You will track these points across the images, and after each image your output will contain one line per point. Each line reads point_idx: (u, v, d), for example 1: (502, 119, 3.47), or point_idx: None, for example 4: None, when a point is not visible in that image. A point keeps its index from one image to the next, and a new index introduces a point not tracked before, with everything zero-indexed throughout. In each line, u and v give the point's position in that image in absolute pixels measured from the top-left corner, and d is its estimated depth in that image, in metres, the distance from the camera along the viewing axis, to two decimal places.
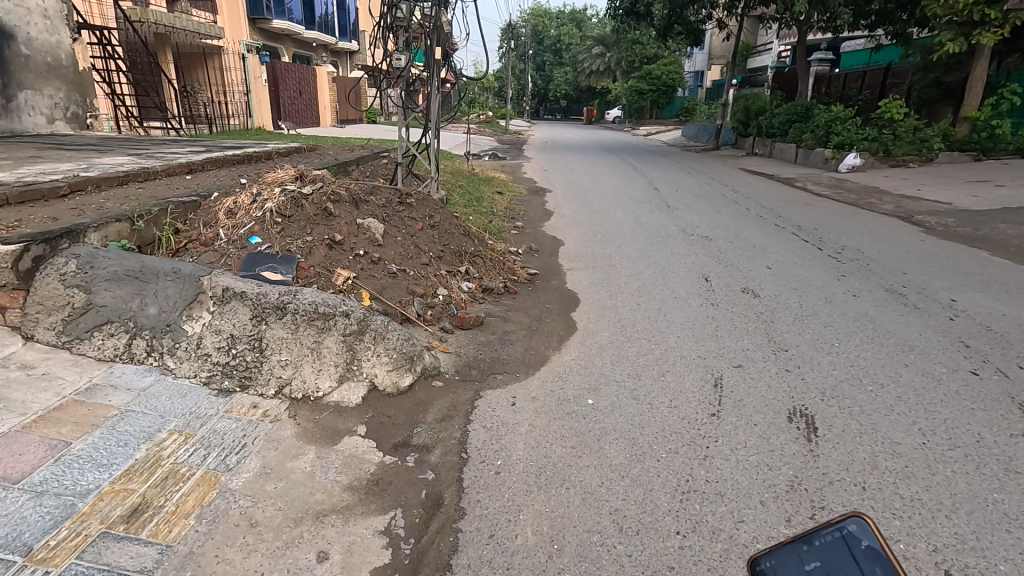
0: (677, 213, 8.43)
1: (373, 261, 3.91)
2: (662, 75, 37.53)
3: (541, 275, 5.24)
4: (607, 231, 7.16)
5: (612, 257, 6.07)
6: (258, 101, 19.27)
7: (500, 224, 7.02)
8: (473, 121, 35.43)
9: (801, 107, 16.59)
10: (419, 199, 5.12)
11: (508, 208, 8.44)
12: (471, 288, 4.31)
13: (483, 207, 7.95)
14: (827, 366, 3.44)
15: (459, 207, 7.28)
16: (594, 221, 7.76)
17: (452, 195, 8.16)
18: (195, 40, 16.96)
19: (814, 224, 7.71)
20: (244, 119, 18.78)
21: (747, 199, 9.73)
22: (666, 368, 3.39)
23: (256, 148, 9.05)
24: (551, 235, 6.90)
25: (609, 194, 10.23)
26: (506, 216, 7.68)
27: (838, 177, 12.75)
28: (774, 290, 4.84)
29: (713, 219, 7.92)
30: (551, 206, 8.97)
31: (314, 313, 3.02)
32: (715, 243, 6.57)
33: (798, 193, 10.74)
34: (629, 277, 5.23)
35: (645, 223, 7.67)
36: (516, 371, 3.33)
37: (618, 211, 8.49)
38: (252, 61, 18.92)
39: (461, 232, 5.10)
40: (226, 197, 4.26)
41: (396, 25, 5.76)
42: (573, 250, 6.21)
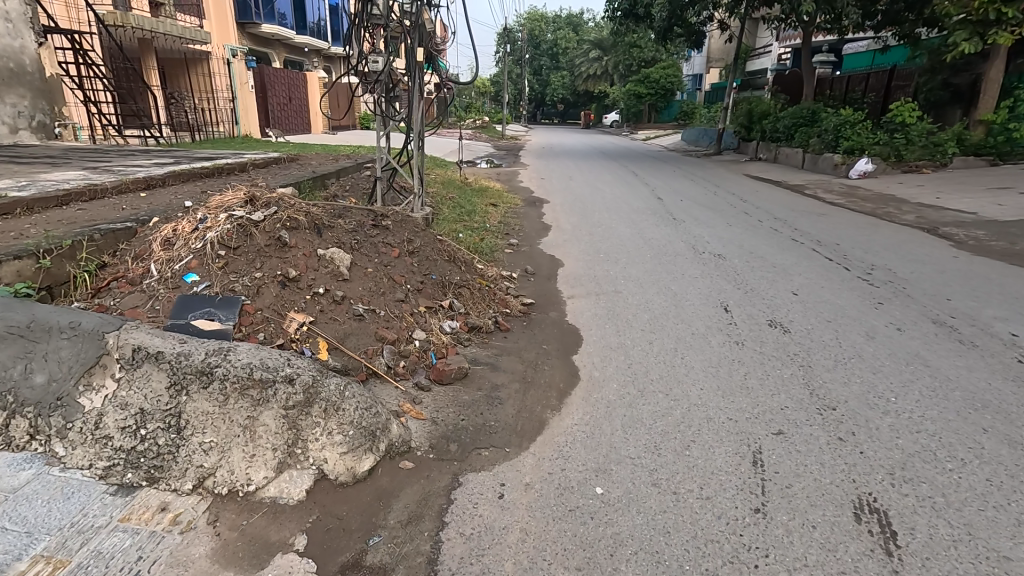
0: (684, 226, 7.80)
1: (335, 301, 3.28)
2: (660, 78, 36.98)
3: (536, 304, 4.61)
4: (610, 248, 6.53)
5: (617, 279, 5.42)
6: (244, 107, 18.68)
7: (492, 242, 6.39)
8: (468, 127, 34.86)
9: (807, 110, 16.00)
10: (398, 219, 4.48)
11: (501, 222, 7.81)
12: (454, 328, 3.67)
13: (473, 222, 7.33)
14: (888, 431, 2.80)
15: (448, 224, 6.66)
16: (594, 236, 7.15)
17: (440, 209, 7.54)
18: (180, 45, 16.37)
19: (834, 238, 7.08)
20: (229, 126, 18.19)
21: (757, 209, 9.12)
22: (690, 438, 2.75)
23: (230, 159, 8.43)
24: (548, 254, 6.27)
25: (610, 204, 9.61)
26: (499, 232, 7.06)
27: (850, 184, 12.16)
28: (805, 323, 4.20)
29: (724, 233, 7.29)
30: (548, 219, 8.34)
31: (248, 380, 2.37)
32: (729, 262, 5.94)
33: (810, 202, 10.13)
34: (637, 307, 4.59)
35: (650, 238, 7.04)
36: (505, 444, 2.69)
37: (620, 224, 7.87)
38: (238, 66, 18.37)
39: (446, 258, 4.46)
40: (166, 223, 3.61)
41: (373, 23, 5.14)
42: (573, 272, 5.57)
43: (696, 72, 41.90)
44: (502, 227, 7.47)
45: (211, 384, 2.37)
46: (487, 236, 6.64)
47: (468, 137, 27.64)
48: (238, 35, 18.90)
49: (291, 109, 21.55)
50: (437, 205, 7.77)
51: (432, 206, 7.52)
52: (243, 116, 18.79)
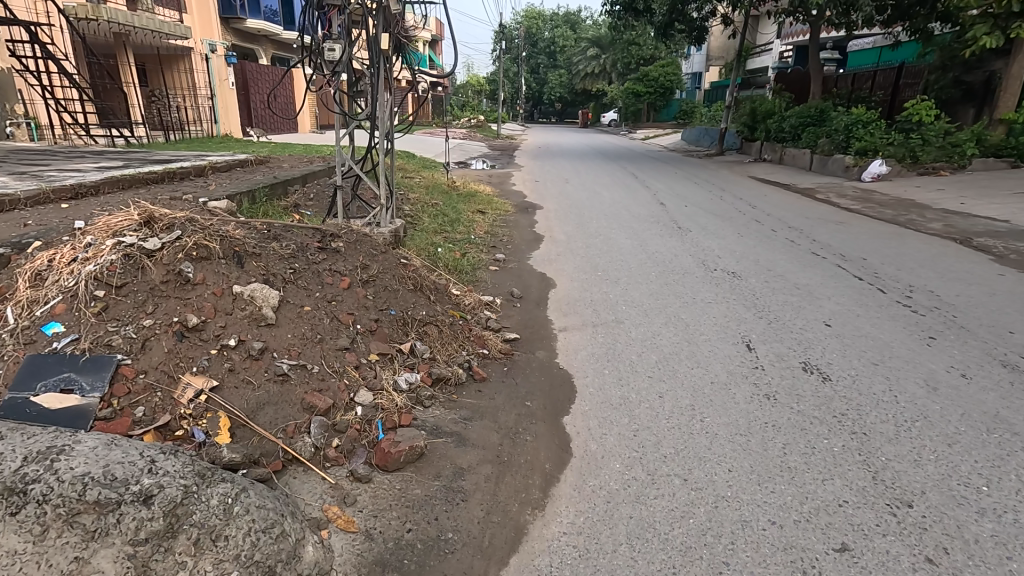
0: (691, 237, 7.05)
1: (251, 354, 2.51)
2: (659, 76, 36.13)
3: (522, 341, 3.84)
4: (610, 264, 5.76)
5: (618, 302, 4.65)
6: (224, 106, 17.85)
7: (475, 258, 5.63)
8: (463, 126, 33.99)
9: (814, 109, 15.26)
10: (354, 239, 3.71)
11: (488, 233, 7.02)
12: (413, 382, 2.91)
13: (456, 233, 6.56)
14: (995, 547, 2.04)
15: (425, 237, 5.88)
16: (591, 250, 6.38)
17: (418, 219, 6.76)
18: (158, 41, 15.51)
19: (859, 252, 6.33)
20: (208, 125, 17.35)
21: (769, 217, 8.38)
22: (723, 561, 1.99)
23: (190, 162, 7.63)
24: (538, 271, 5.50)
25: (608, 211, 8.84)
26: (485, 246, 6.27)
27: (863, 187, 11.42)
28: (848, 367, 3.45)
29: (737, 246, 6.54)
30: (541, 228, 7.57)
31: (78, 504, 1.61)
32: (746, 282, 5.19)
33: (824, 208, 9.37)
34: (642, 343, 3.82)
35: (654, 251, 6.30)
36: (466, 572, 1.93)
37: (619, 235, 7.12)
38: (217, 64, 17.58)
39: (411, 286, 3.69)
40: (43, 250, 2.82)
41: (328, 1, 4.35)
42: (567, 294, 4.81)
43: (695, 70, 41.06)
44: (488, 238, 6.70)
45: (24, 510, 1.61)
46: (470, 251, 5.87)
47: (462, 137, 26.82)
48: (222, 30, 18.09)
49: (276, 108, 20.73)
50: (417, 214, 7.01)
51: (408, 216, 6.73)
52: (223, 114, 17.94)
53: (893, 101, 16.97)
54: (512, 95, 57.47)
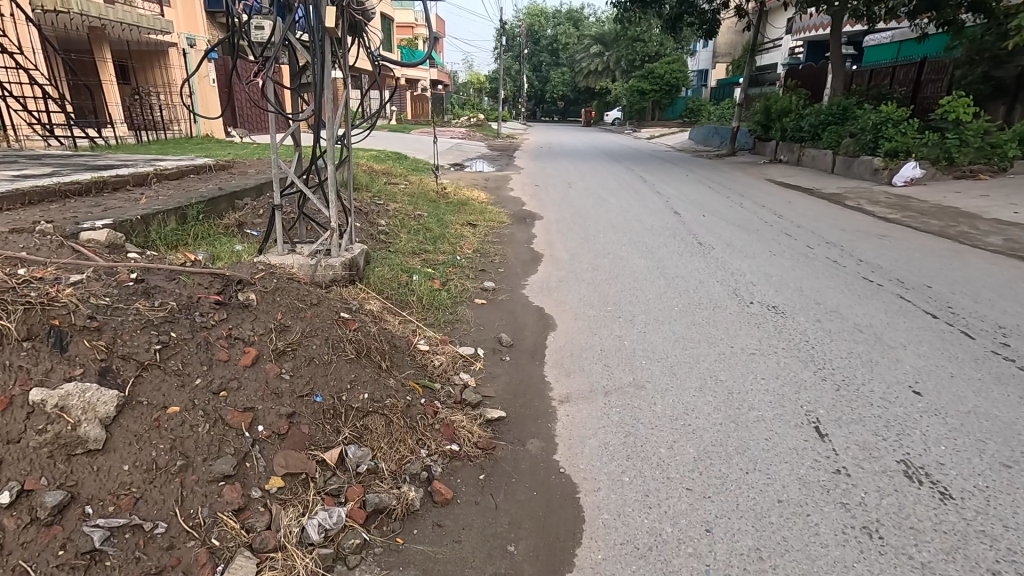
0: (715, 256, 6.03)
1: (38, 518, 1.50)
2: (665, 73, 35.00)
3: (508, 421, 2.83)
4: (622, 294, 4.75)
5: (636, 353, 3.63)
6: (205, 104, 16.85)
7: (457, 289, 4.62)
8: (463, 125, 32.94)
9: (836, 107, 14.18)
10: (274, 286, 2.70)
11: (477, 251, 6.03)
12: (329, 527, 1.89)
13: (438, 253, 5.57)
14: None
15: (397, 262, 4.88)
16: (598, 273, 5.38)
17: (393, 237, 5.76)
18: (136, 35, 14.55)
19: (921, 277, 5.28)
20: (187, 125, 16.37)
21: (799, 229, 7.35)
22: None
23: (138, 168, 6.65)
24: (534, 306, 4.50)
25: (616, 222, 7.82)
26: (471, 271, 5.27)
27: (896, 192, 10.37)
28: (969, 473, 2.43)
29: (771, 269, 5.51)
30: (540, 244, 6.57)
31: None
32: (793, 321, 4.17)
33: (860, 218, 8.32)
34: (672, 425, 2.81)
35: (673, 276, 5.29)
36: None
37: (629, 253, 6.11)
38: (198, 60, 16.56)
39: (355, 348, 2.65)
40: None
41: None
42: (570, 341, 3.80)
43: (702, 67, 39.80)
44: (476, 260, 5.70)
45: None
46: (451, 279, 4.88)
47: (460, 136, 25.80)
48: (207, 25, 17.09)
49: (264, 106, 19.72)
50: (394, 230, 6.01)
51: (381, 234, 5.73)
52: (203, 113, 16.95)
53: (915, 98, 15.84)
54: (513, 93, 56.48)
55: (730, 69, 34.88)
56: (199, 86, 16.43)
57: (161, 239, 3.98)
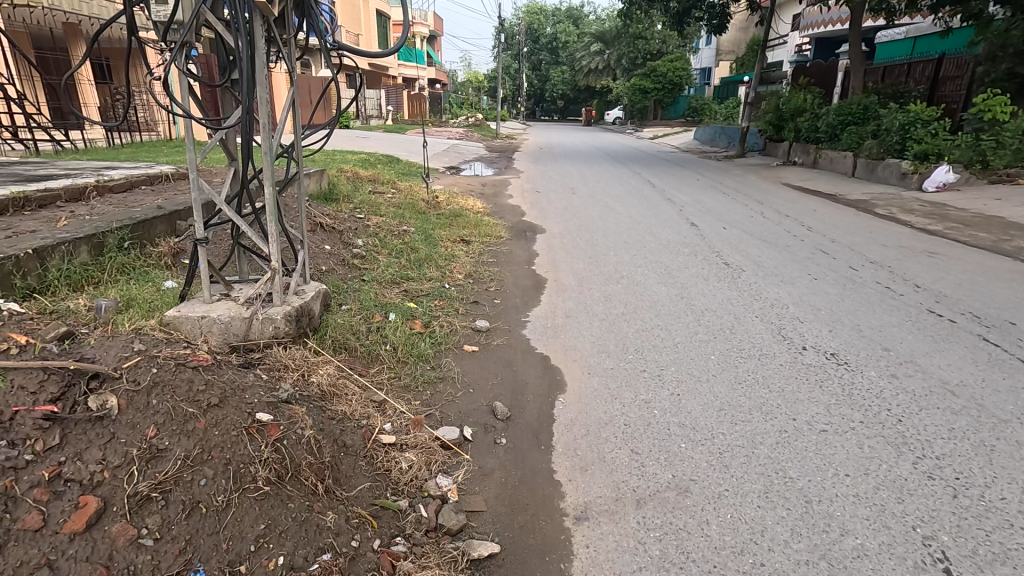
0: (747, 281, 5.19)
1: None
2: (669, 71, 34.12)
3: (503, 559, 1.98)
4: (643, 336, 3.91)
5: (672, 433, 2.78)
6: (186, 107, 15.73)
7: (442, 333, 3.78)
8: (461, 125, 31.98)
9: (856, 105, 13.31)
10: (151, 381, 2.01)
11: (470, 276, 5.19)
12: None
13: (424, 281, 4.72)
14: None
15: (371, 298, 4.04)
16: (613, 305, 4.54)
17: (371, 261, 4.90)
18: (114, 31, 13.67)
19: (997, 310, 4.44)
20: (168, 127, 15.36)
21: (835, 245, 6.53)
22: None
23: (83, 178, 5.79)
24: (537, 356, 3.65)
25: (627, 237, 6.98)
26: (462, 305, 4.42)
27: (931, 199, 9.51)
28: None
29: (816, 300, 4.66)
30: (542, 265, 5.73)
31: None
32: (864, 378, 3.32)
33: (899, 230, 7.46)
34: (739, 568, 1.98)
35: (702, 309, 4.45)
36: None
37: (645, 277, 5.28)
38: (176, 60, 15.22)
39: (266, 473, 1.89)
40: None
41: None
42: (584, 414, 2.94)
43: (705, 66, 38.92)
44: (468, 288, 4.85)
45: None
46: (437, 318, 4.03)
47: (457, 136, 24.91)
48: None
49: None
50: (374, 252, 5.15)
51: (358, 258, 4.87)
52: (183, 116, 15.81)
53: (932, 96, 14.93)
54: (513, 92, 55.65)
55: (735, 67, 33.94)
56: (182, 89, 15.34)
57: (66, 277, 3.15)
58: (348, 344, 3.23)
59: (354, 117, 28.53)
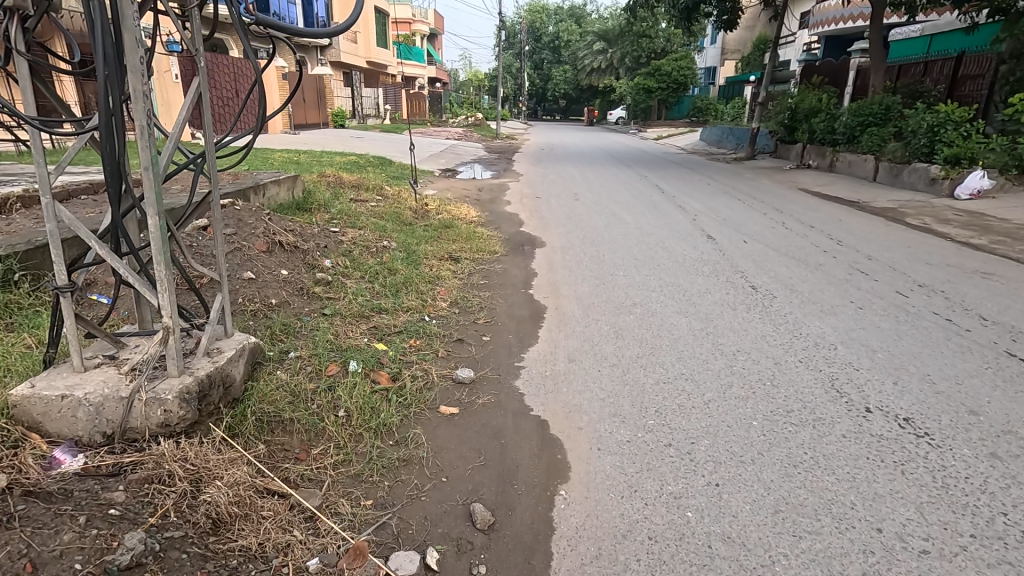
0: (782, 311, 4.42)
1: None
2: (673, 70, 33.23)
3: None
4: (664, 392, 3.15)
5: (716, 558, 2.01)
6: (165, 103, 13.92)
7: (414, 389, 3.03)
8: (461, 125, 31.19)
9: (876, 106, 12.51)
10: None
11: (455, 304, 4.43)
12: None
13: (399, 314, 3.95)
14: None
15: (329, 343, 3.28)
16: (626, 345, 3.77)
17: (339, 288, 4.13)
18: None
19: None
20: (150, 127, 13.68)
21: (873, 264, 5.75)
22: None
23: (13, 186, 5.04)
24: (531, 421, 2.89)
25: (637, 252, 6.20)
26: (444, 346, 3.65)
27: (966, 208, 8.73)
28: None
29: (869, 338, 3.88)
30: (539, 288, 4.97)
31: None
32: (958, 459, 2.55)
33: (940, 245, 6.68)
34: None
35: (733, 351, 3.68)
36: None
37: (661, 305, 4.51)
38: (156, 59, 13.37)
39: None
40: None
41: None
42: (593, 523, 2.18)
43: (710, 65, 38.08)
44: (454, 319, 4.08)
45: None
46: (410, 367, 3.27)
47: (456, 136, 24.10)
48: None
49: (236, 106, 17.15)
50: (343, 277, 4.38)
51: (322, 286, 4.10)
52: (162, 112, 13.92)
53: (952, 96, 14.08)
54: (513, 92, 54.84)
55: (740, 66, 33.11)
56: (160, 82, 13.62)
57: None
58: (285, 416, 2.49)
59: (350, 116, 27.73)
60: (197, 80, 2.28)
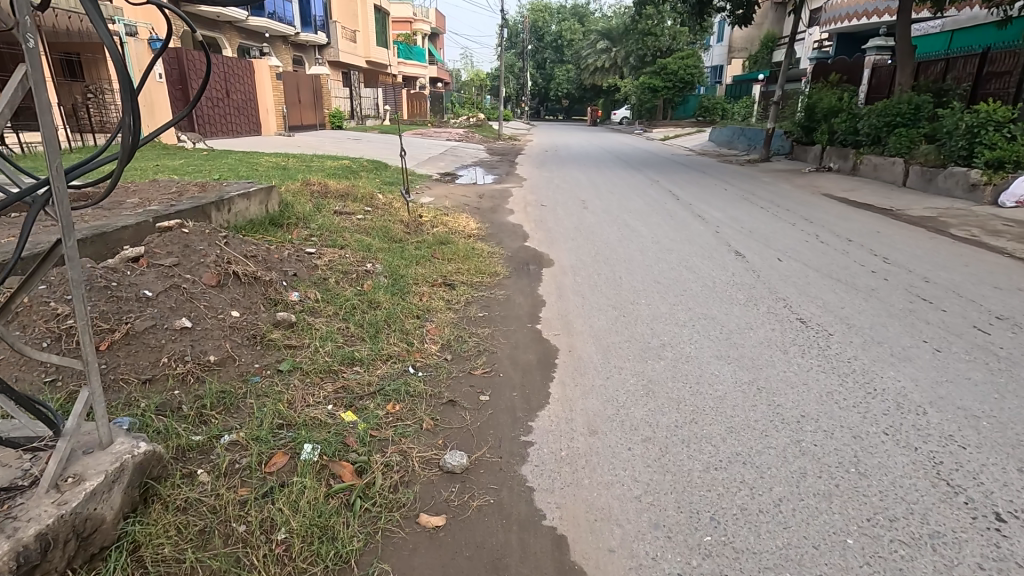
0: (844, 355, 3.64)
1: None
2: (680, 69, 32.39)
3: None
4: (719, 488, 2.39)
5: None
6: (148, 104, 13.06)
7: (387, 487, 2.27)
8: (462, 126, 30.44)
9: (905, 104, 11.71)
10: None
11: (449, 345, 3.68)
12: None
13: (377, 368, 3.18)
14: None
15: (278, 418, 2.51)
16: (661, 410, 3.00)
17: (305, 333, 3.36)
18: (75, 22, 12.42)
19: None
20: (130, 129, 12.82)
21: (934, 289, 4.97)
22: None
23: None
24: (542, 538, 2.12)
25: (659, 273, 5.43)
26: (431, 413, 2.88)
27: (1016, 218, 7.94)
28: None
29: (962, 396, 3.10)
30: (548, 322, 4.22)
31: None
32: None
33: (1001, 263, 5.88)
34: None
35: (797, 418, 2.91)
36: None
37: (696, 348, 3.74)
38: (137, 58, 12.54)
39: None
40: None
41: None
42: None
43: (717, 64, 37.24)
44: (445, 371, 3.31)
45: None
46: (384, 450, 2.51)
47: (457, 138, 23.36)
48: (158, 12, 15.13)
49: (224, 107, 16.34)
50: (312, 317, 3.62)
51: (284, 330, 3.33)
52: (145, 114, 13.03)
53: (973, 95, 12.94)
54: (515, 92, 54.14)
55: (749, 64, 32.25)
56: (140, 81, 12.76)
57: None
58: (188, 563, 1.74)
59: (348, 117, 27.00)
60: (22, 70, 1.48)
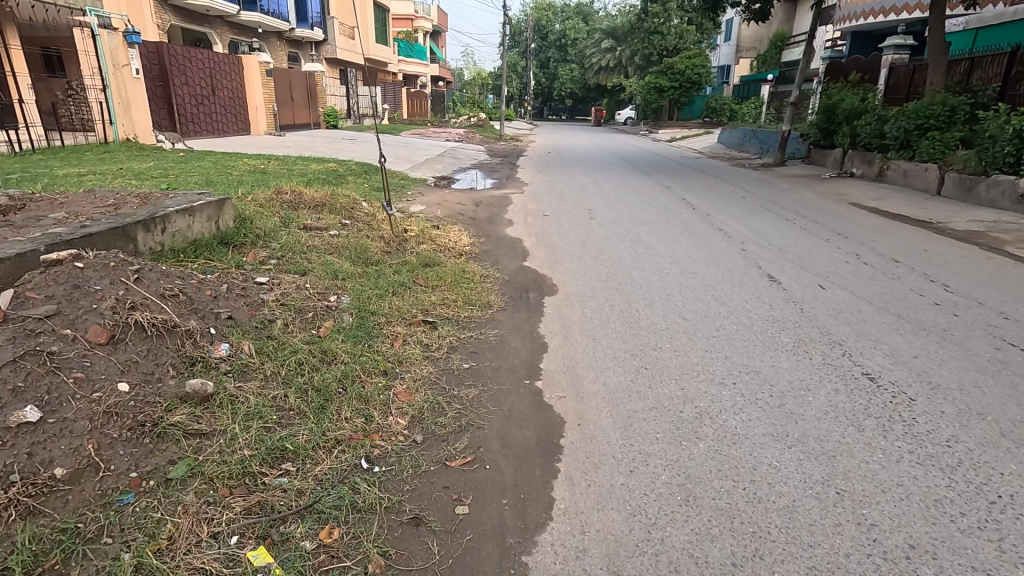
0: (941, 434, 2.77)
1: None
2: (686, 69, 31.42)
3: None
4: None
5: None
6: (124, 102, 12.23)
7: None
8: (462, 125, 29.54)
9: (938, 105, 10.83)
10: None
11: (419, 415, 2.82)
12: None
13: (315, 466, 2.32)
14: None
15: None
16: (708, 535, 2.13)
17: (224, 408, 2.50)
18: (47, 14, 11.62)
19: None
20: (104, 128, 11.99)
21: (1019, 329, 4.10)
22: None
23: None
24: None
25: (683, 304, 4.56)
26: (382, 542, 2.01)
27: None
28: None
29: None
30: (550, 377, 3.35)
31: None
32: None
33: None
34: None
35: (906, 553, 2.04)
36: None
37: (743, 423, 2.87)
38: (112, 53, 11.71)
39: None
40: None
41: None
42: None
43: (723, 64, 36.33)
44: (411, 465, 2.44)
45: None
46: None
47: (456, 138, 22.51)
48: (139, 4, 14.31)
49: (209, 105, 15.49)
50: (241, 383, 2.75)
51: (194, 405, 2.47)
52: (121, 112, 12.20)
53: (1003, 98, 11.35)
54: (518, 91, 53.12)
55: (757, 64, 31.31)
56: (115, 77, 11.94)
57: None
58: None
59: (344, 116, 26.14)
60: None
